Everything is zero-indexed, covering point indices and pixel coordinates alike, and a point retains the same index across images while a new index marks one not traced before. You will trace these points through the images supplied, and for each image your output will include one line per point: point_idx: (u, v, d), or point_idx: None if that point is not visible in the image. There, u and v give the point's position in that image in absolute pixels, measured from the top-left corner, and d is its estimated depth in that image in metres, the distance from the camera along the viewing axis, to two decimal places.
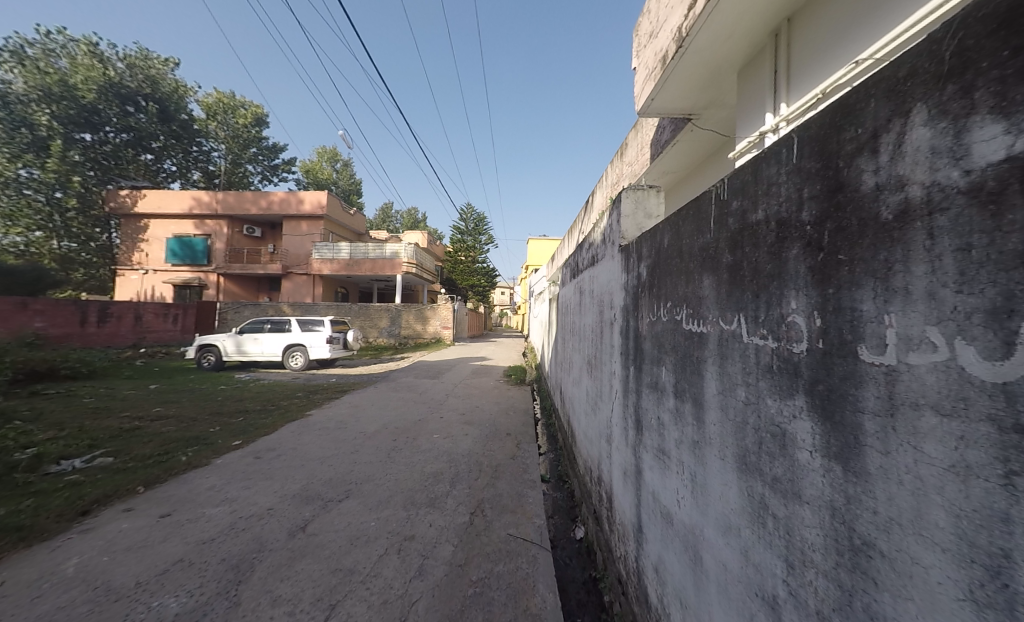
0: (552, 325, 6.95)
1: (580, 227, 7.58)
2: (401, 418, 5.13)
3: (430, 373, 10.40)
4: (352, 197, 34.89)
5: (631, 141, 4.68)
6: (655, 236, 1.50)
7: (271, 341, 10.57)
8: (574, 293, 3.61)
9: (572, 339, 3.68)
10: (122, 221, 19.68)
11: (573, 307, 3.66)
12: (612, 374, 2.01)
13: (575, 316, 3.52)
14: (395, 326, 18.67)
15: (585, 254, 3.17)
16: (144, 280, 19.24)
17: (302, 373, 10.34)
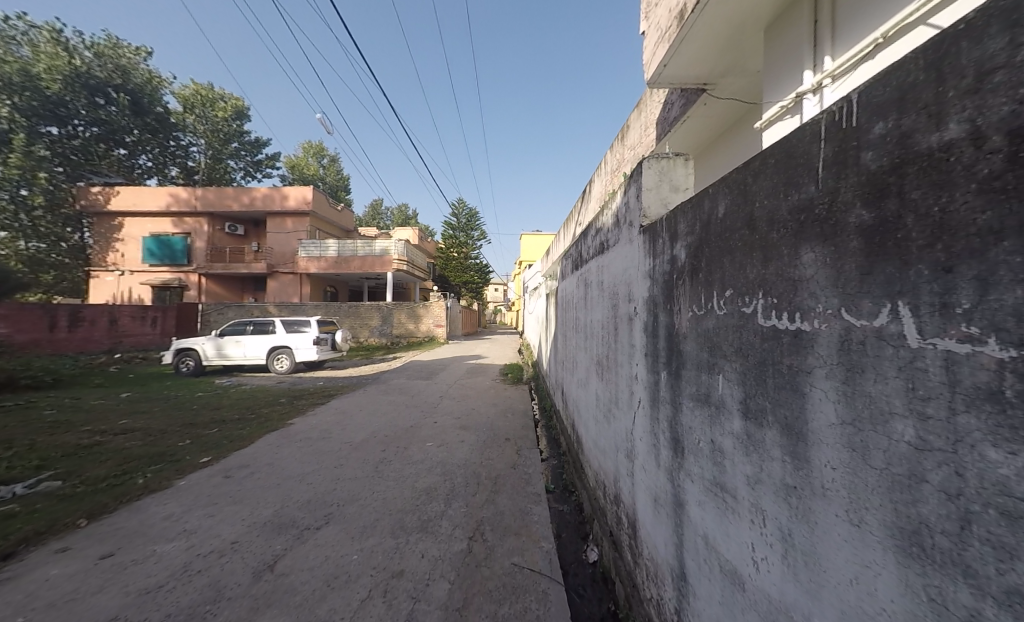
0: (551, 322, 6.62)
1: (578, 218, 7.22)
2: (391, 424, 4.79)
3: (423, 373, 10.06)
4: (340, 193, 34.03)
5: (634, 122, 4.34)
6: (693, 210, 1.18)
7: (254, 343, 10.08)
8: (577, 287, 3.31)
9: (577, 337, 3.36)
10: (95, 220, 18.79)
11: (577, 301, 3.35)
12: (633, 379, 1.70)
13: (579, 311, 3.21)
14: (386, 325, 18.22)
15: (590, 243, 2.85)
16: (121, 282, 18.44)
17: (288, 376, 9.91)
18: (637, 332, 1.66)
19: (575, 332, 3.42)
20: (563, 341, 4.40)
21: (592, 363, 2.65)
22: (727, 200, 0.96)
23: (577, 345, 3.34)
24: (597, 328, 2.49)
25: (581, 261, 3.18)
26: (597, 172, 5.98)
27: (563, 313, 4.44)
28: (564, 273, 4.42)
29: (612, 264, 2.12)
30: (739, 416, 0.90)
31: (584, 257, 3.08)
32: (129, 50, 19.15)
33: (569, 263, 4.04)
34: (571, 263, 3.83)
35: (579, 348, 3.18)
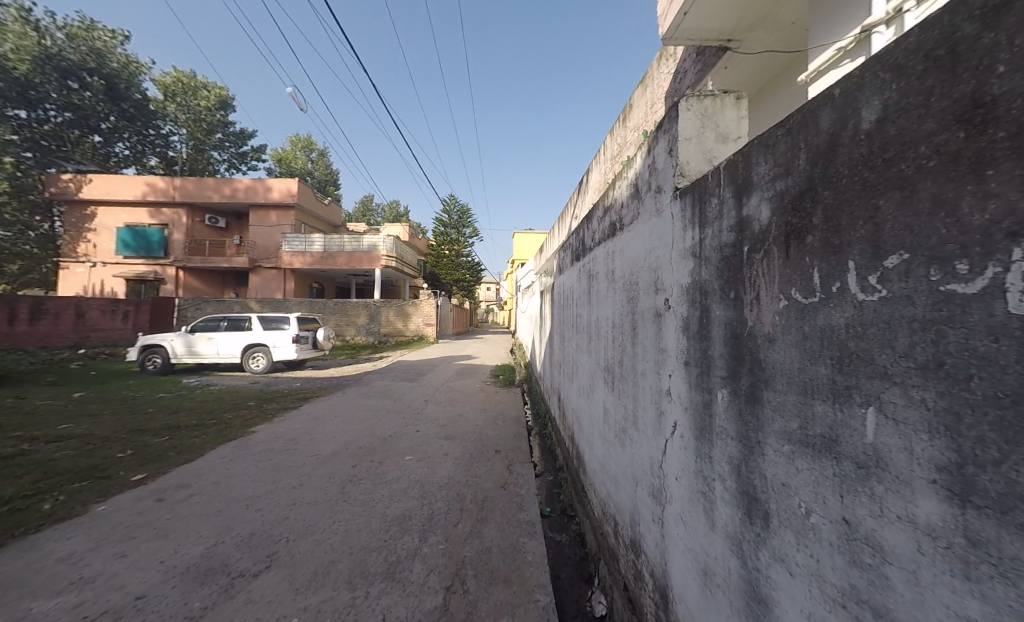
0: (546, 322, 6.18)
1: (575, 211, 6.80)
2: (368, 433, 4.30)
3: (409, 374, 9.55)
4: (329, 188, 33.18)
5: (638, 100, 3.95)
6: (778, 144, 0.74)
7: (227, 341, 9.45)
8: (580, 281, 2.88)
9: (578, 339, 2.93)
10: (65, 209, 17.83)
11: (579, 298, 2.93)
12: (665, 396, 1.27)
13: (582, 309, 2.78)
14: (374, 323, 17.62)
15: (597, 228, 2.41)
16: (92, 275, 17.52)
17: (264, 376, 9.30)
18: (671, 331, 1.23)
19: (576, 332, 2.98)
20: (560, 343, 3.98)
21: (599, 370, 2.22)
22: (879, 82, 0.52)
23: (578, 348, 2.91)
24: (606, 328, 2.06)
25: (585, 251, 2.75)
26: (597, 160, 5.57)
27: (561, 312, 4.02)
28: (563, 268, 4.01)
29: (629, 247, 1.69)
30: (930, 495, 0.46)
31: (588, 245, 2.65)
32: (104, 32, 18.25)
33: (569, 256, 3.61)
34: (572, 255, 3.41)
35: (582, 352, 2.74)
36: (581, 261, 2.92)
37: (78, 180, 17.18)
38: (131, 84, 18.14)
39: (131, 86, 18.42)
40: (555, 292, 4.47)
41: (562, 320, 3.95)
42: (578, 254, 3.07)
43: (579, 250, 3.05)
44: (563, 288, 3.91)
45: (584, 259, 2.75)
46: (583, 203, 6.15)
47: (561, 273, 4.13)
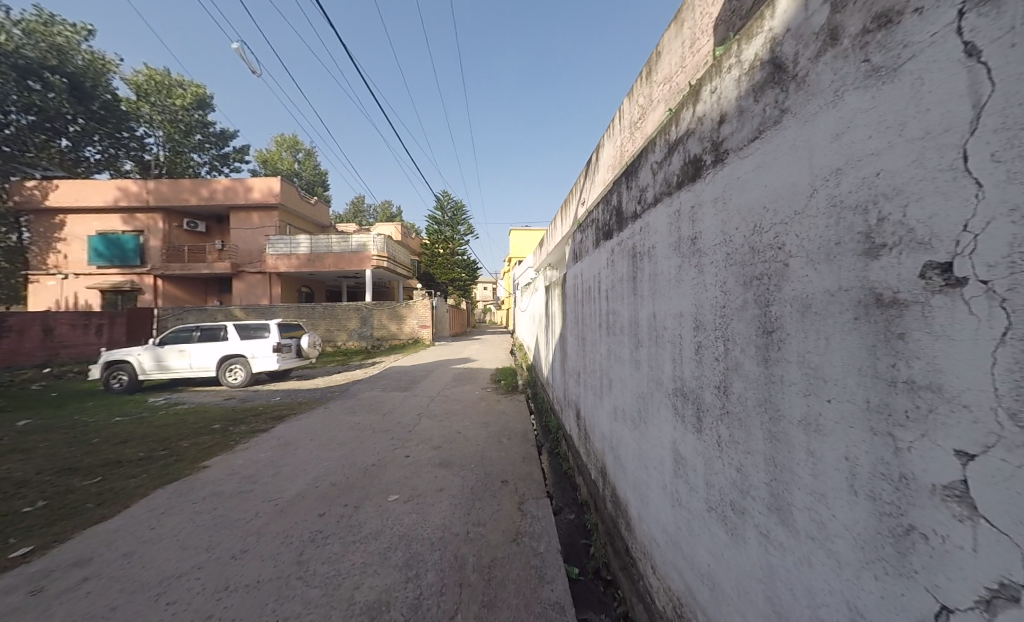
0: (553, 320, 5.55)
1: (582, 195, 6.35)
2: (347, 463, 3.55)
3: (403, 382, 8.86)
4: (317, 189, 32.24)
5: (668, 45, 3.29)
6: None
7: (202, 353, 8.75)
8: (617, 264, 2.15)
9: (614, 343, 2.18)
10: (34, 217, 17.04)
11: (614, 288, 2.20)
12: (944, 502, 0.51)
13: (622, 300, 2.04)
14: (367, 327, 16.80)
15: (649, 178, 1.66)
16: (65, 286, 16.78)
17: (244, 389, 8.58)
18: (976, 336, 0.47)
19: (612, 332, 2.24)
20: (581, 344, 3.28)
21: (664, 392, 1.47)
22: None
23: (614, 356, 2.18)
24: (684, 328, 1.30)
25: (625, 222, 2.00)
26: (608, 134, 5.10)
27: (580, 307, 3.30)
28: (580, 253, 3.30)
29: (755, 178, 0.93)
30: None
31: (630, 212, 1.92)
32: (66, 29, 17.26)
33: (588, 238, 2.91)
34: (595, 233, 2.69)
35: (624, 362, 1.99)
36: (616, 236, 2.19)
37: (44, 186, 16.38)
38: (98, 82, 17.16)
39: (99, 86, 17.50)
40: (570, 285, 3.75)
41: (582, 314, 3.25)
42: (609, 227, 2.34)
43: (610, 223, 2.33)
44: (581, 277, 3.19)
45: (625, 231, 2.00)
46: (594, 186, 5.71)
47: (576, 263, 3.44)
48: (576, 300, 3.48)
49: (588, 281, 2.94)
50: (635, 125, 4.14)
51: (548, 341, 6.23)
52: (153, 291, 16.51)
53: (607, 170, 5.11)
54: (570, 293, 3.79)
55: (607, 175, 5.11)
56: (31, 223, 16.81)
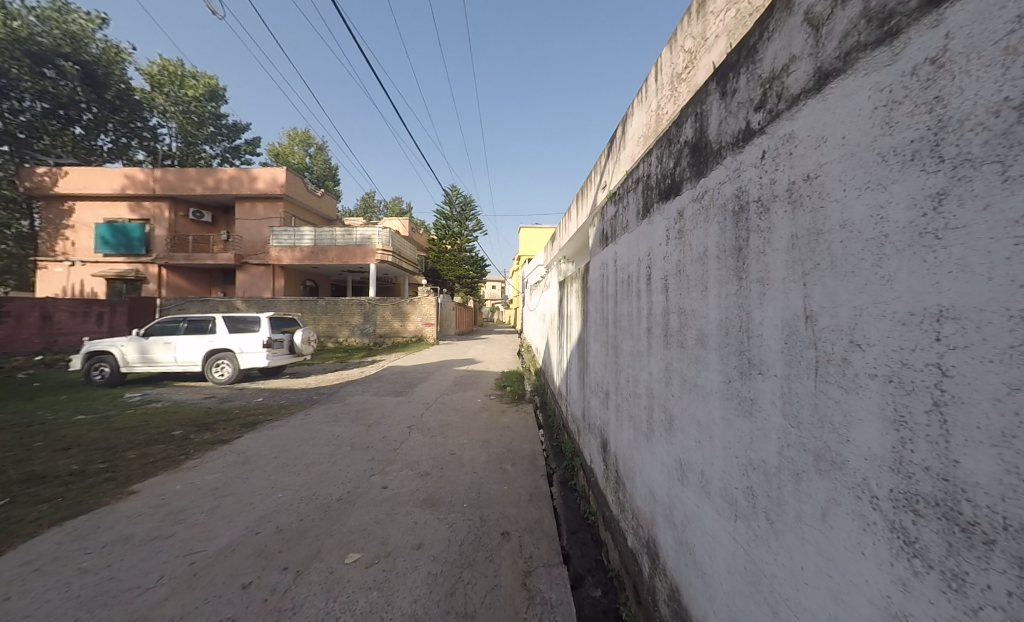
0: (568, 322, 4.77)
1: (603, 178, 5.74)
2: (307, 495, 2.80)
3: (400, 385, 8.21)
4: (327, 184, 32.10)
5: None
6: None
7: (188, 345, 8.43)
8: (711, 227, 1.29)
9: (692, 363, 1.41)
10: (43, 203, 17.15)
11: (701, 268, 1.36)
12: None
13: (727, 286, 1.18)
14: (369, 323, 16.41)
15: (834, 21, 0.79)
16: (71, 274, 16.82)
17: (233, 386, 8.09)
18: None
19: (694, 337, 1.40)
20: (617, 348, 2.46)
21: (877, 497, 0.66)
22: None
23: (700, 378, 1.34)
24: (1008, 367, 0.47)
25: (737, 148, 1.15)
26: (638, 100, 4.44)
27: (615, 299, 2.47)
28: (615, 228, 2.48)
29: None
30: None
31: (757, 124, 1.06)
32: (82, 17, 17.34)
33: (634, 200, 2.08)
34: (649, 190, 1.85)
35: (730, 392, 1.15)
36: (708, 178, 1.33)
37: (54, 172, 16.49)
38: (112, 70, 17.21)
39: (113, 74, 17.57)
40: (596, 278, 2.99)
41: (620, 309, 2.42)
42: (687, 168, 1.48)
43: (689, 161, 1.46)
44: (619, 260, 2.36)
45: (738, 163, 1.15)
46: (618, 167, 5.06)
47: (608, 246, 2.63)
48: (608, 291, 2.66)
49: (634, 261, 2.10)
50: (677, 79, 3.39)
51: (561, 342, 5.53)
52: (156, 281, 16.46)
53: (635, 143, 4.44)
54: (597, 285, 2.97)
55: (635, 150, 4.43)
56: (41, 209, 16.94)
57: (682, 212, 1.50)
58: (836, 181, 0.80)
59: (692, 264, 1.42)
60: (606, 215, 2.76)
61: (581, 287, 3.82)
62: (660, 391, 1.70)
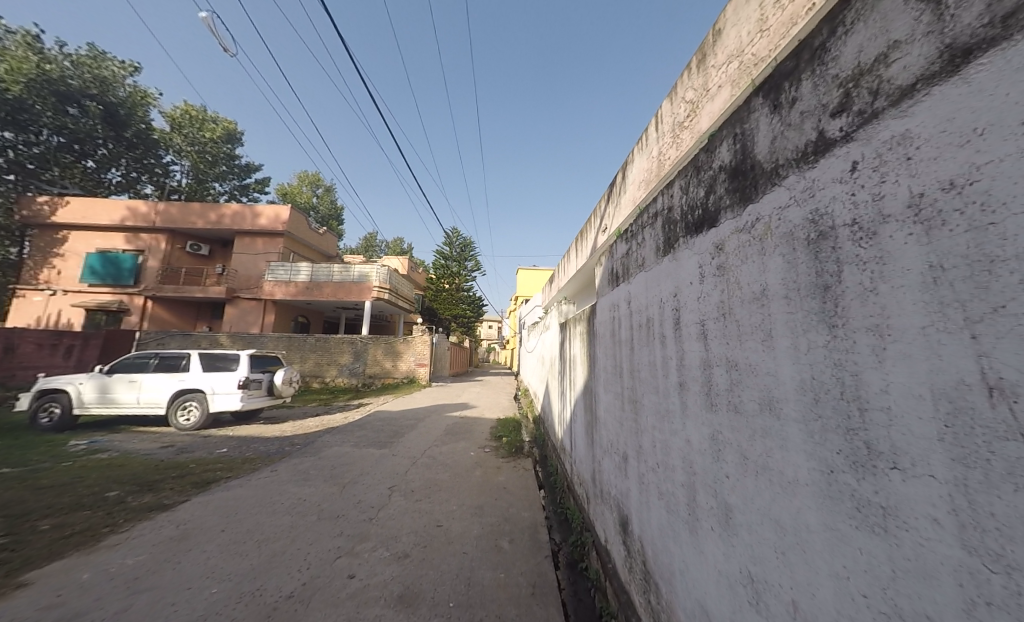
0: (572, 368, 4.43)
1: (604, 221, 5.75)
2: (250, 590, 2.23)
3: (385, 434, 7.56)
4: (331, 224, 32.98)
5: (731, 18, 2.66)
6: None
7: (156, 384, 7.91)
8: (770, 263, 1.01)
9: (759, 439, 1.05)
10: (36, 233, 17.40)
11: (758, 313, 1.06)
12: None
13: (812, 340, 0.86)
14: (359, 363, 15.77)
15: None
16: (49, 303, 16.42)
17: (190, 440, 7.31)
18: None
19: (757, 406, 1.06)
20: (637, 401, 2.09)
21: None
22: None
23: (776, 464, 0.97)
24: None
25: (801, 164, 0.90)
26: (639, 147, 4.52)
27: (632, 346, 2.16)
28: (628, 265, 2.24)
29: None
30: None
31: (834, 131, 0.81)
32: (114, 64, 18.72)
33: (653, 234, 1.84)
34: (671, 222, 1.62)
35: (840, 498, 0.78)
36: (757, 203, 1.07)
37: (55, 202, 16.75)
38: (134, 111, 18.23)
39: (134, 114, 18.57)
40: (605, 321, 2.72)
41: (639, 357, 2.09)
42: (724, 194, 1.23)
43: (727, 186, 1.22)
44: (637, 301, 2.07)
45: (807, 180, 0.88)
46: (620, 211, 5.07)
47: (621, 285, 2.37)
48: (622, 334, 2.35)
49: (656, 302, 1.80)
50: (679, 126, 3.41)
51: (563, 389, 5.16)
52: (139, 313, 16.14)
53: (637, 187, 4.46)
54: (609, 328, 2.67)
55: (637, 195, 4.42)
56: (32, 237, 17.07)
57: (722, 246, 1.23)
58: (1013, 186, 0.50)
59: (741, 306, 1.12)
60: (616, 252, 2.55)
61: (586, 330, 3.55)
62: (706, 469, 1.32)
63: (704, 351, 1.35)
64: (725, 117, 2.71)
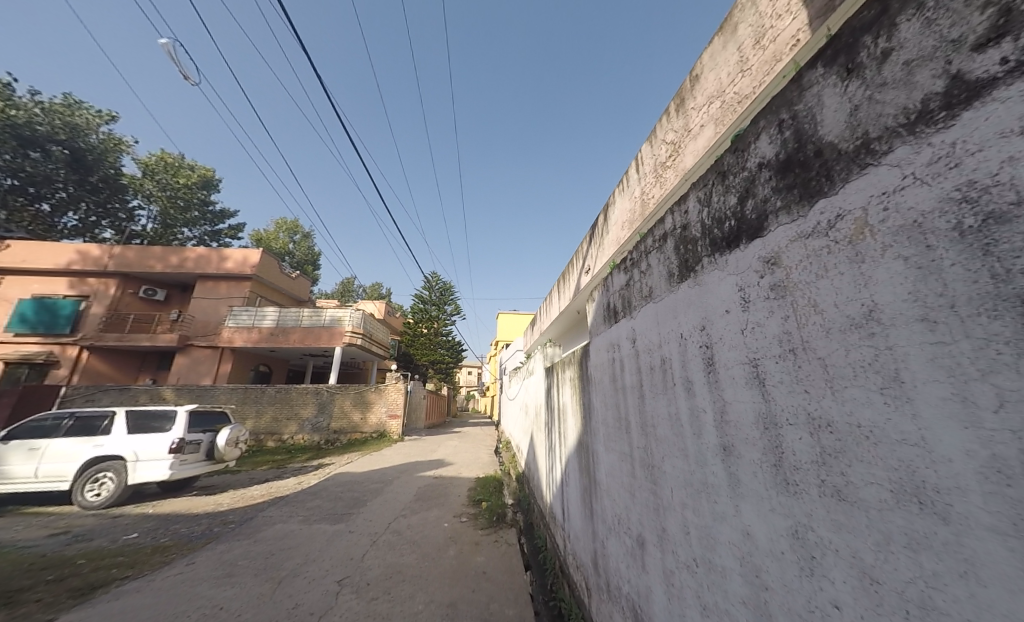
0: (560, 421, 3.97)
1: (586, 262, 5.71)
2: None
3: (343, 505, 6.50)
4: (306, 269, 32.31)
5: (709, 65, 2.74)
6: None
7: (64, 451, 6.80)
8: (877, 273, 0.69)
9: (899, 552, 0.64)
10: None
11: (866, 348, 0.71)
12: None
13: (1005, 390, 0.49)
14: (323, 416, 14.28)
15: None
16: None
17: (102, 522, 6.04)
18: None
19: (889, 496, 0.66)
20: (655, 465, 1.66)
21: None
22: None
23: (955, 611, 0.55)
24: None
25: (915, 130, 0.62)
26: (620, 190, 4.57)
27: (643, 394, 1.78)
28: (630, 297, 1.93)
29: None
30: None
31: (983, 68, 0.53)
32: (90, 114, 18.82)
33: (664, 257, 1.55)
34: (692, 239, 1.34)
35: None
36: (840, 193, 0.77)
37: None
38: (104, 158, 18.07)
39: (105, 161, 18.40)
40: (603, 364, 2.38)
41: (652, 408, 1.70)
42: (774, 192, 0.95)
43: (777, 181, 0.94)
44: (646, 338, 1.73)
45: (935, 147, 0.59)
46: (603, 253, 5.01)
47: (623, 321, 2.04)
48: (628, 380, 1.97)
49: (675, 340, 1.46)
50: (661, 167, 3.43)
51: (551, 443, 4.62)
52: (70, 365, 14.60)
53: (620, 228, 4.42)
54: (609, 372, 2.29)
55: (621, 235, 4.37)
56: None
57: (781, 258, 0.92)
58: None
59: (831, 337, 0.77)
60: (612, 285, 2.26)
61: (577, 376, 3.19)
62: (791, 585, 0.88)
63: (765, 404, 0.97)
64: (711, 154, 2.69)
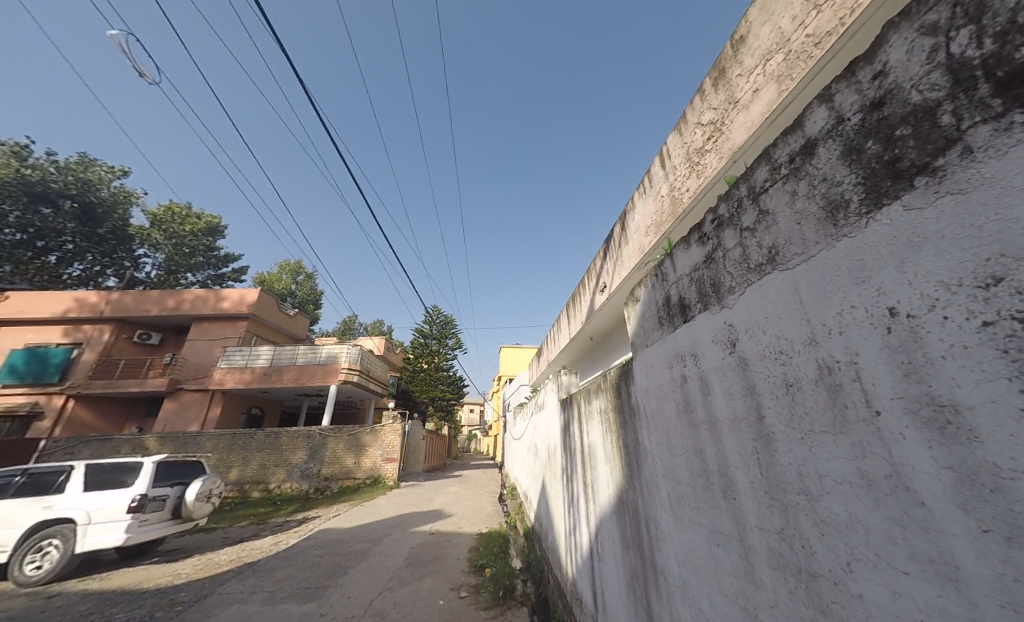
0: (584, 461, 3.20)
1: (601, 279, 5.33)
2: None
3: (325, 566, 5.42)
4: (308, 307, 32.05)
5: (757, 25, 2.39)
6: None
7: (7, 516, 5.68)
8: None
9: None
10: None
11: None
12: None
13: None
14: (314, 462, 12.98)
15: None
16: None
17: (37, 598, 4.98)
18: None
19: None
20: (824, 576, 0.85)
21: None
22: None
23: None
24: None
25: None
26: (640, 194, 4.19)
27: (773, 431, 1.01)
28: (722, 271, 1.25)
29: None
30: None
31: None
32: (103, 170, 19.55)
33: (816, 177, 0.88)
34: (917, 109, 0.67)
35: None
36: None
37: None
38: (112, 210, 18.60)
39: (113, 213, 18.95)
40: (665, 384, 1.67)
41: (801, 458, 0.92)
42: None
43: None
44: (774, 332, 1.01)
45: None
46: (622, 265, 4.57)
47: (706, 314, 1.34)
48: (730, 406, 1.21)
49: (876, 320, 0.73)
50: (693, 156, 3.02)
51: (570, 492, 3.76)
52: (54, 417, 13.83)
53: (643, 234, 3.97)
54: (682, 398, 1.52)
55: (647, 240, 3.86)
56: None
57: None
58: None
59: None
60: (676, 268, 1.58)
61: (612, 406, 2.47)
62: None
63: None
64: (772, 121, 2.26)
